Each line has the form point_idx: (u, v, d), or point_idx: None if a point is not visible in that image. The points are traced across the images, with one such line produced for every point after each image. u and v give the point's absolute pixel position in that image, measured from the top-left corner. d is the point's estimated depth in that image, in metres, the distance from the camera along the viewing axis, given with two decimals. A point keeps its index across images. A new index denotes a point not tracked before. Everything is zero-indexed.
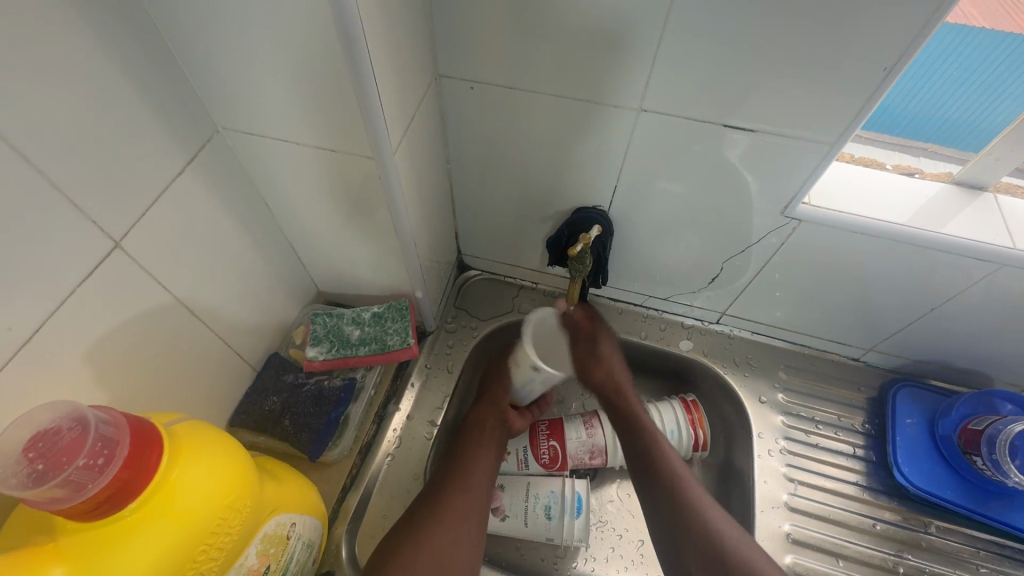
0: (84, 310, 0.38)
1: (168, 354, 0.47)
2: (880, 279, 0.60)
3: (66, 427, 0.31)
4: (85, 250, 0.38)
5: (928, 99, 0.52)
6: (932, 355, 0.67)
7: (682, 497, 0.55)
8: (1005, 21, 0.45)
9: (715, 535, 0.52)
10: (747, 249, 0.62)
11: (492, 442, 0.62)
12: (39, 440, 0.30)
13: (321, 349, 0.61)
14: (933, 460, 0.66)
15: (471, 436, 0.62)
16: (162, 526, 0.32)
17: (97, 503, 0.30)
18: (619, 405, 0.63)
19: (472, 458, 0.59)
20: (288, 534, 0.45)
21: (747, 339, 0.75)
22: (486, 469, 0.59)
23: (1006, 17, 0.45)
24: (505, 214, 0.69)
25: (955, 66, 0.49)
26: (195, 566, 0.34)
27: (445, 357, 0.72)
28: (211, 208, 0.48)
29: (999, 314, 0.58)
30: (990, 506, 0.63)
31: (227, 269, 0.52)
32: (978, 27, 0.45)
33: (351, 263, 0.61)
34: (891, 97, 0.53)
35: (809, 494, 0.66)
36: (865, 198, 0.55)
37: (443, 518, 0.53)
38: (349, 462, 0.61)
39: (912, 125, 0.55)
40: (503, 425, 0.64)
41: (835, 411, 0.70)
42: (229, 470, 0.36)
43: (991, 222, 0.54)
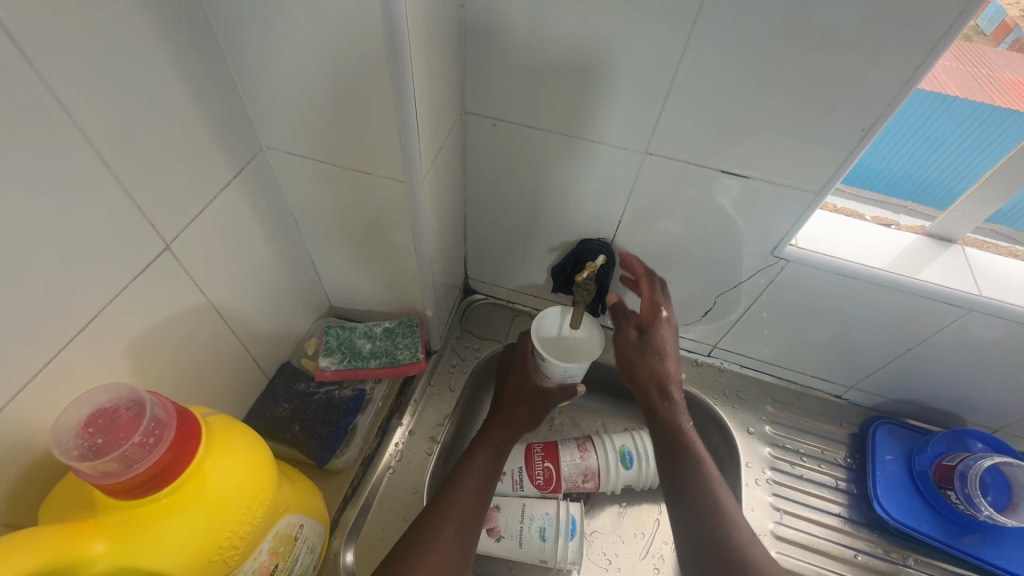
0: (131, 306, 0.41)
1: (195, 353, 0.49)
2: (862, 319, 0.64)
3: (123, 407, 0.33)
4: (140, 249, 0.41)
5: (909, 158, 0.59)
6: (909, 395, 0.72)
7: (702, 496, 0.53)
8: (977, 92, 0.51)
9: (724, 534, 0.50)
10: (738, 286, 0.67)
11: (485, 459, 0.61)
12: (98, 417, 0.32)
13: (333, 359, 0.63)
14: (911, 495, 0.68)
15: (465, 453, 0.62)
16: (195, 512, 0.34)
17: (142, 482, 0.32)
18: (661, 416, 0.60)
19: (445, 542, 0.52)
20: (296, 534, 0.47)
21: (737, 372, 0.79)
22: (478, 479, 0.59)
23: (978, 88, 0.52)
24: (514, 242, 0.73)
25: (932, 130, 0.55)
26: (219, 554, 0.36)
27: (448, 376, 0.75)
28: (248, 219, 0.51)
29: (969, 356, 0.63)
30: (964, 541, 0.65)
31: (254, 277, 0.55)
32: (954, 95, 0.52)
33: (367, 280, 0.65)
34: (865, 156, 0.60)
35: (795, 524, 0.68)
36: (848, 245, 0.61)
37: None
38: (352, 472, 0.63)
39: (891, 183, 0.62)
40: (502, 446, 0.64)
41: (819, 445, 0.74)
42: (254, 465, 0.38)
43: (960, 271, 0.59)
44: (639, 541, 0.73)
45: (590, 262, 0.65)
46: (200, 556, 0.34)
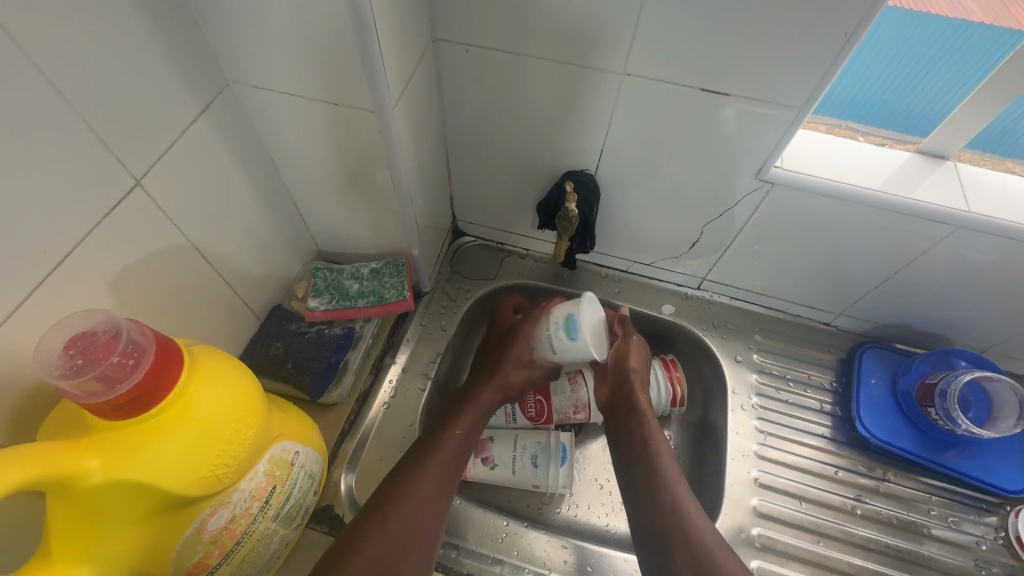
0: (106, 245, 0.41)
1: (180, 293, 0.50)
2: (851, 242, 0.64)
3: (102, 330, 0.34)
4: (109, 187, 0.40)
5: (929, 94, 0.58)
6: (896, 318, 0.72)
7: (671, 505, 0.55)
8: (1005, 17, 0.51)
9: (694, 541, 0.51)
10: (725, 213, 0.66)
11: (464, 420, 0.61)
12: (78, 339, 0.33)
13: (322, 300, 0.63)
14: (894, 414, 0.70)
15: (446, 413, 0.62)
16: (184, 431, 0.36)
17: (125, 402, 0.33)
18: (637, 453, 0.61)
19: (427, 481, 0.54)
20: (292, 460, 0.49)
21: (726, 304, 0.79)
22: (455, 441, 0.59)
23: (1006, 13, 0.51)
24: (500, 179, 0.72)
25: (954, 61, 0.54)
26: (212, 471, 0.38)
27: (439, 316, 0.77)
28: (222, 158, 0.50)
29: (955, 276, 0.63)
30: (943, 455, 0.66)
31: (235, 219, 0.54)
32: (980, 21, 0.51)
33: (352, 221, 0.65)
34: (861, 88, 0.59)
35: (779, 445, 0.70)
36: (838, 166, 0.59)
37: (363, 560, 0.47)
38: (348, 407, 0.66)
39: (906, 120, 0.61)
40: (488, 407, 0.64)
41: (807, 371, 0.75)
42: (242, 392, 0.40)
43: (950, 187, 0.58)
44: None
45: (571, 195, 0.64)
46: (193, 471, 0.36)
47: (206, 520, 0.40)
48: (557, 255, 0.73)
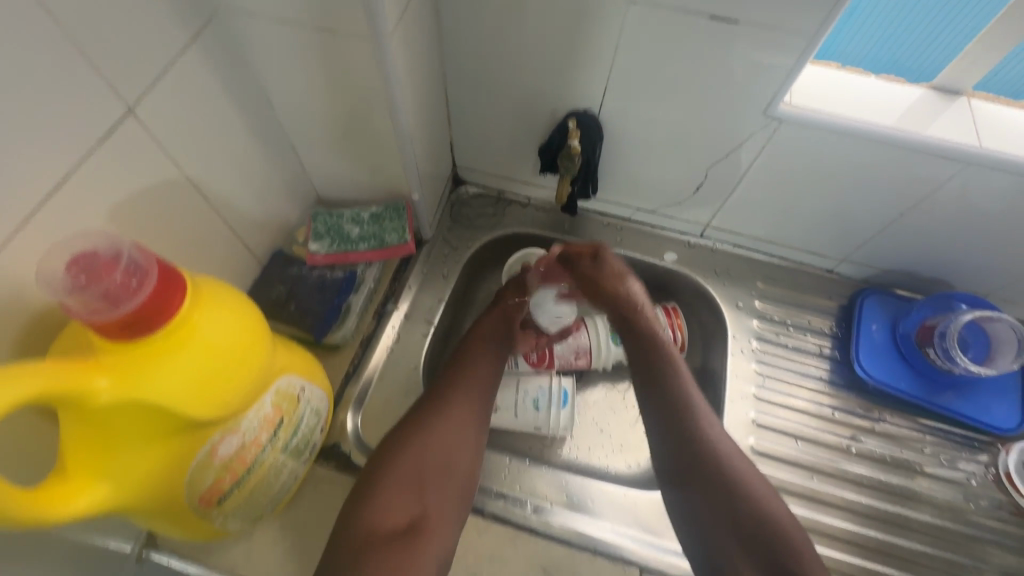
0: (100, 174, 0.40)
1: (179, 230, 0.49)
2: (859, 183, 0.63)
3: (103, 250, 0.34)
4: (101, 112, 0.39)
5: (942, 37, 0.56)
6: (898, 263, 0.72)
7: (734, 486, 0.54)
8: None
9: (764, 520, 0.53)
10: (730, 154, 0.65)
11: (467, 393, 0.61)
12: (80, 258, 0.33)
13: (322, 244, 0.63)
14: (892, 357, 0.70)
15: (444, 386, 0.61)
16: (191, 355, 0.36)
17: (130, 322, 0.33)
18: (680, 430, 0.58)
19: (463, 399, 0.60)
20: (299, 395, 0.50)
21: (729, 252, 0.79)
22: (460, 415, 0.59)
23: None
24: (501, 121, 0.71)
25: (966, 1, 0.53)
26: (221, 397, 0.39)
27: (440, 264, 0.76)
28: (215, 91, 0.49)
29: (961, 218, 0.63)
30: (939, 396, 0.68)
31: (231, 157, 0.53)
32: None
33: (351, 164, 0.64)
34: (874, 40, 0.58)
35: (776, 387, 0.71)
36: (850, 102, 0.57)
37: (386, 531, 0.50)
38: (351, 351, 0.66)
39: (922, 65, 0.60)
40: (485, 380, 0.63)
41: (807, 317, 0.75)
42: (246, 321, 0.40)
43: (963, 123, 0.57)
44: (630, 412, 0.78)
45: (572, 132, 0.64)
46: (202, 395, 0.37)
47: (216, 445, 0.41)
48: (559, 196, 0.72)
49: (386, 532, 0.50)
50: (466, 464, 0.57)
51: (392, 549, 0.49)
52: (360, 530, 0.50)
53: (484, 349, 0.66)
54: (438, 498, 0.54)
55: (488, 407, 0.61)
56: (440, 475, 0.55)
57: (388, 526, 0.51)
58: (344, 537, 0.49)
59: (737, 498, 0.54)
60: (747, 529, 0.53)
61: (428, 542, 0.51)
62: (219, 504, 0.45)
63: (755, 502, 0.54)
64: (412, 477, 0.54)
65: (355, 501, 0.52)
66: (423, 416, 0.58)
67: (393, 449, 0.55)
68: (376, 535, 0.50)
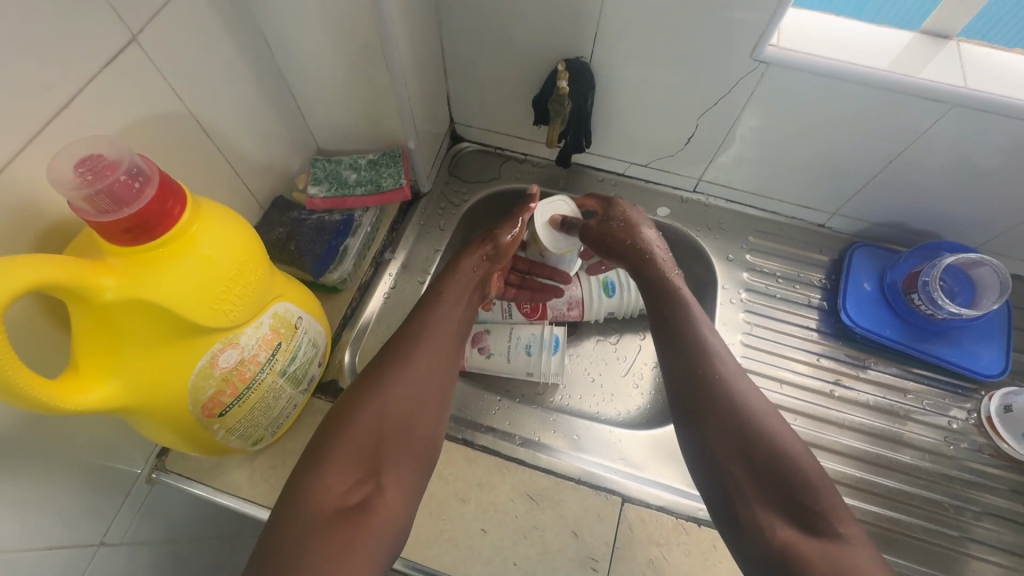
0: (106, 99, 0.42)
1: (182, 164, 0.51)
2: (848, 129, 0.64)
3: (109, 155, 0.36)
4: (107, 38, 0.41)
5: None
6: (888, 215, 0.73)
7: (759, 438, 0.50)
8: None
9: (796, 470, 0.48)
10: (719, 102, 0.66)
11: (436, 345, 0.57)
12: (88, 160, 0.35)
13: (321, 189, 0.65)
14: (879, 306, 0.71)
15: (405, 339, 0.56)
16: (190, 263, 0.39)
17: (133, 226, 0.36)
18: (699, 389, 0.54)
19: (425, 357, 0.55)
20: (297, 323, 0.53)
21: (722, 206, 0.80)
22: (426, 373, 0.54)
23: None
24: (496, 73, 0.72)
25: None
26: (219, 307, 0.41)
27: (437, 217, 0.78)
28: (215, 28, 0.51)
29: (949, 163, 0.63)
30: (923, 343, 0.69)
31: (231, 96, 0.55)
32: None
33: (349, 112, 0.65)
34: None
35: (763, 334, 0.72)
36: (838, 47, 0.58)
37: (326, 506, 0.44)
38: (350, 296, 0.69)
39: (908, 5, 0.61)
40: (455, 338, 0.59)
41: (797, 269, 0.76)
42: (243, 239, 0.43)
43: (951, 65, 0.57)
44: (620, 363, 0.80)
45: (561, 73, 0.64)
46: (202, 302, 0.40)
47: (217, 356, 0.43)
48: (551, 141, 0.72)
49: (333, 506, 0.44)
50: (425, 428, 0.52)
51: (339, 527, 0.42)
52: (302, 504, 0.43)
53: (451, 303, 0.61)
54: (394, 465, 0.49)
55: (451, 364, 0.57)
56: (397, 440, 0.50)
57: (334, 500, 0.44)
58: (284, 515, 0.43)
59: (748, 429, 0.50)
60: (772, 486, 0.48)
61: (384, 516, 0.45)
62: (222, 418, 0.47)
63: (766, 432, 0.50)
64: (365, 444, 0.49)
65: (298, 474, 0.46)
66: (379, 376, 0.53)
67: (346, 412, 0.50)
68: (322, 510, 0.43)
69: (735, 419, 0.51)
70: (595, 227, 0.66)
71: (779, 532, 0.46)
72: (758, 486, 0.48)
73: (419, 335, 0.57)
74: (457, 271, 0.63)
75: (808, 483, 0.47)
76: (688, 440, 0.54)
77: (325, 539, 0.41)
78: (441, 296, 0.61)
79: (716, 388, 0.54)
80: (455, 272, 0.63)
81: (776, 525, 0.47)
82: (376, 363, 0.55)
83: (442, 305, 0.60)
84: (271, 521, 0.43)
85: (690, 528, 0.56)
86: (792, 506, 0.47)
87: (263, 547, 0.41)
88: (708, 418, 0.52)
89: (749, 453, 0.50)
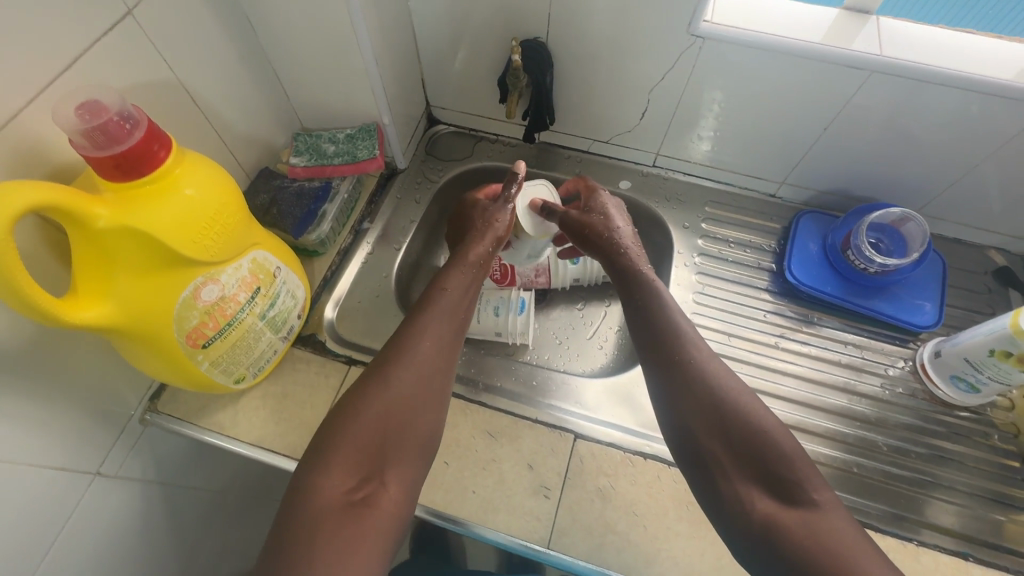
0: (104, 64, 0.48)
1: (173, 129, 0.58)
2: (785, 100, 0.69)
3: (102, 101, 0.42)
4: (106, 11, 0.47)
5: None
6: (831, 182, 0.79)
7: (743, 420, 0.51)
8: None
9: (778, 448, 0.49)
10: (665, 77, 0.71)
11: (433, 338, 0.58)
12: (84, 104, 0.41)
13: (302, 159, 0.71)
14: (821, 265, 0.76)
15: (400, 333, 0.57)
16: (173, 200, 0.45)
17: (124, 162, 0.42)
18: (680, 374, 0.55)
19: (423, 357, 0.56)
20: (275, 272, 0.59)
21: (680, 180, 0.86)
22: (421, 364, 0.55)
23: None
24: (464, 56, 0.78)
25: None
26: (199, 242, 0.47)
27: (413, 191, 0.84)
28: (203, 9, 0.57)
29: (877, 129, 0.69)
30: (860, 298, 0.74)
31: (219, 72, 0.62)
32: None
33: (328, 91, 0.72)
34: None
35: (714, 294, 0.78)
36: (766, 22, 0.64)
37: (330, 506, 0.45)
38: (329, 259, 0.75)
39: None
40: (453, 330, 0.60)
41: (748, 234, 0.81)
42: (223, 185, 0.49)
43: (869, 36, 0.63)
44: (586, 327, 0.85)
45: (515, 48, 0.70)
46: (184, 235, 0.45)
47: (198, 289, 0.49)
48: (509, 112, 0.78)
49: (337, 504, 0.45)
50: (424, 423, 0.53)
51: (343, 524, 0.44)
52: (306, 506, 0.45)
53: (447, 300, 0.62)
54: (395, 460, 0.50)
55: (451, 360, 0.58)
56: (398, 437, 0.51)
57: (337, 497, 0.46)
58: (291, 515, 0.45)
59: (729, 413, 0.51)
60: (755, 465, 0.49)
61: (385, 510, 0.47)
62: (206, 350, 0.53)
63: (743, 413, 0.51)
64: (366, 444, 0.50)
65: (302, 475, 0.48)
66: (377, 377, 0.54)
67: (347, 411, 0.51)
68: (326, 510, 0.45)
69: (718, 401, 0.52)
70: (575, 216, 0.69)
71: (759, 505, 0.48)
72: (744, 468, 0.49)
73: (418, 330, 0.58)
74: (453, 271, 0.64)
75: (789, 461, 0.48)
76: (673, 418, 0.54)
77: (331, 534, 0.43)
78: (438, 295, 0.61)
79: (697, 370, 0.54)
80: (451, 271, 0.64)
81: (756, 498, 0.48)
82: (373, 358, 0.56)
83: (438, 301, 0.61)
84: (278, 522, 0.45)
85: (635, 461, 0.61)
86: (773, 481, 0.48)
87: (272, 548, 0.43)
88: (691, 400, 0.53)
89: (734, 435, 0.50)
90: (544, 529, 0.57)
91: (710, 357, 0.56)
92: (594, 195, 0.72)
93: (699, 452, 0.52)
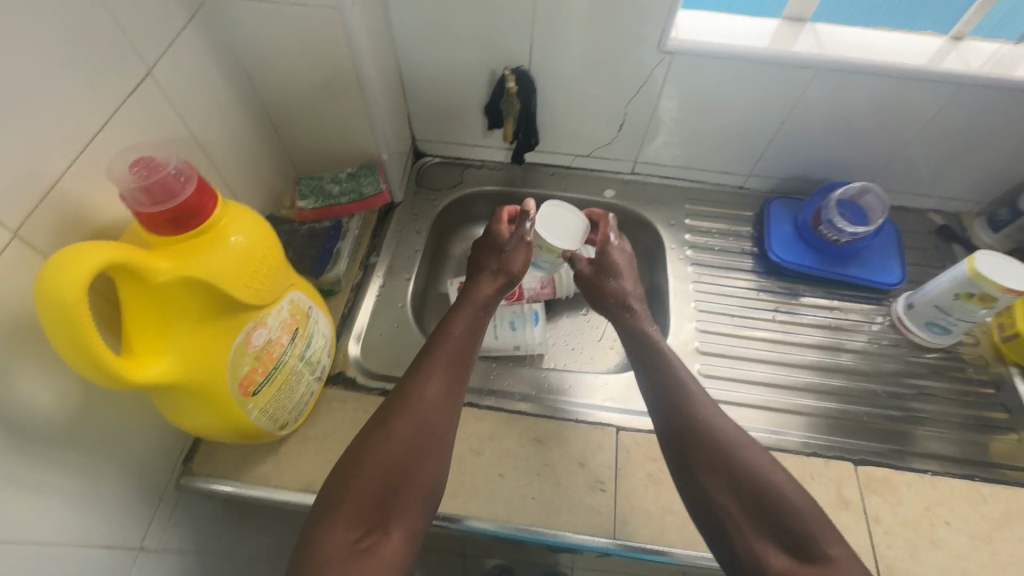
0: (128, 125, 0.49)
1: None
2: (745, 103, 0.78)
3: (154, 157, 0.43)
4: (127, 72, 0.48)
5: None
6: (791, 169, 0.88)
7: (750, 473, 0.53)
8: None
9: (782, 500, 0.51)
10: (639, 92, 0.78)
11: (442, 383, 0.58)
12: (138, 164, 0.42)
13: (309, 201, 0.74)
14: (798, 243, 0.85)
15: (409, 378, 0.58)
16: (225, 248, 0.45)
17: (181, 215, 0.42)
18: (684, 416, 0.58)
19: (426, 410, 0.56)
20: (308, 312, 0.59)
21: (658, 183, 0.93)
22: (432, 407, 0.56)
23: None
24: (449, 90, 0.82)
25: None
26: (251, 289, 0.47)
27: (413, 222, 0.87)
28: (208, 66, 0.58)
29: (825, 119, 0.79)
30: (836, 266, 0.83)
31: (224, 125, 0.62)
32: None
33: (325, 134, 0.74)
34: None
35: (710, 281, 0.84)
36: (723, 36, 0.73)
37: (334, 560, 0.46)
38: (344, 296, 0.75)
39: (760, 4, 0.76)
40: (460, 373, 0.61)
41: (728, 224, 0.89)
42: (266, 229, 0.49)
43: (809, 41, 0.73)
44: (596, 330, 0.89)
45: (508, 75, 0.76)
46: (239, 281, 0.46)
47: (250, 333, 0.49)
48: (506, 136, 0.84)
49: (341, 551, 0.46)
50: (432, 471, 0.54)
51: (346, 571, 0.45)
52: (313, 558, 0.46)
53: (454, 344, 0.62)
54: (406, 504, 0.51)
55: (456, 407, 0.58)
56: (406, 481, 0.52)
57: (342, 545, 0.47)
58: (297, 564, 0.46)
59: (732, 458, 0.54)
60: (763, 516, 0.51)
61: (388, 560, 0.47)
62: (255, 396, 0.53)
63: (751, 465, 0.54)
64: (371, 492, 0.50)
65: (310, 524, 0.48)
66: (380, 427, 0.54)
67: (360, 449, 0.52)
68: (331, 560, 0.46)
69: (723, 447, 0.55)
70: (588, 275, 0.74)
71: (773, 560, 0.49)
72: (749, 520, 0.51)
73: (427, 375, 0.58)
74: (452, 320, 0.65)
75: (793, 514, 0.50)
76: (677, 453, 0.56)
77: None
78: (441, 344, 0.61)
79: (701, 419, 0.57)
80: (451, 323, 0.65)
81: (769, 554, 0.49)
82: (387, 400, 0.57)
83: (445, 346, 0.61)
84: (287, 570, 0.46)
85: None
86: (782, 534, 0.50)
87: None
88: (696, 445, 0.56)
89: (737, 482, 0.53)
90: (607, 521, 0.59)
91: (709, 403, 0.59)
92: (606, 249, 0.76)
93: (703, 496, 0.53)
